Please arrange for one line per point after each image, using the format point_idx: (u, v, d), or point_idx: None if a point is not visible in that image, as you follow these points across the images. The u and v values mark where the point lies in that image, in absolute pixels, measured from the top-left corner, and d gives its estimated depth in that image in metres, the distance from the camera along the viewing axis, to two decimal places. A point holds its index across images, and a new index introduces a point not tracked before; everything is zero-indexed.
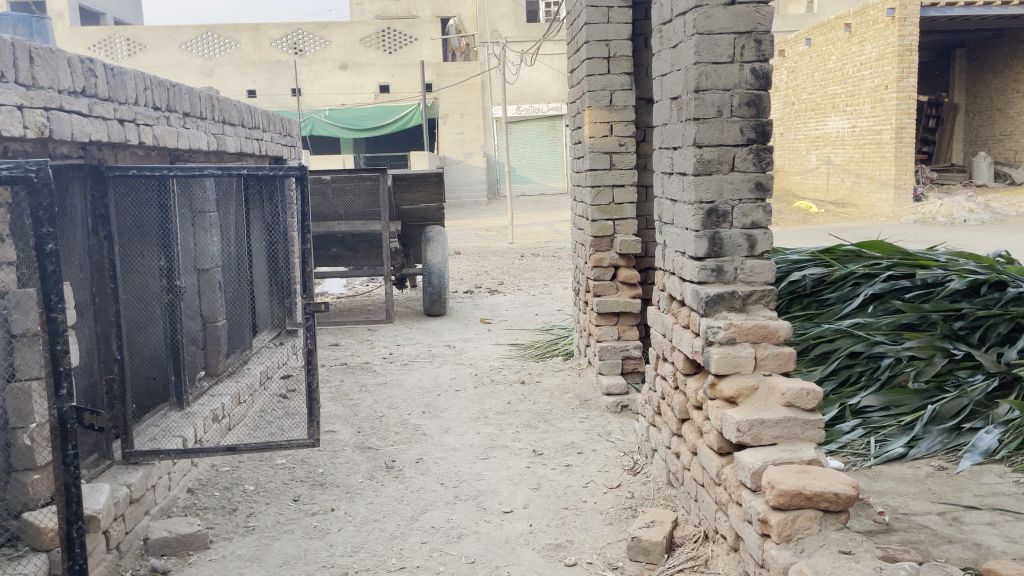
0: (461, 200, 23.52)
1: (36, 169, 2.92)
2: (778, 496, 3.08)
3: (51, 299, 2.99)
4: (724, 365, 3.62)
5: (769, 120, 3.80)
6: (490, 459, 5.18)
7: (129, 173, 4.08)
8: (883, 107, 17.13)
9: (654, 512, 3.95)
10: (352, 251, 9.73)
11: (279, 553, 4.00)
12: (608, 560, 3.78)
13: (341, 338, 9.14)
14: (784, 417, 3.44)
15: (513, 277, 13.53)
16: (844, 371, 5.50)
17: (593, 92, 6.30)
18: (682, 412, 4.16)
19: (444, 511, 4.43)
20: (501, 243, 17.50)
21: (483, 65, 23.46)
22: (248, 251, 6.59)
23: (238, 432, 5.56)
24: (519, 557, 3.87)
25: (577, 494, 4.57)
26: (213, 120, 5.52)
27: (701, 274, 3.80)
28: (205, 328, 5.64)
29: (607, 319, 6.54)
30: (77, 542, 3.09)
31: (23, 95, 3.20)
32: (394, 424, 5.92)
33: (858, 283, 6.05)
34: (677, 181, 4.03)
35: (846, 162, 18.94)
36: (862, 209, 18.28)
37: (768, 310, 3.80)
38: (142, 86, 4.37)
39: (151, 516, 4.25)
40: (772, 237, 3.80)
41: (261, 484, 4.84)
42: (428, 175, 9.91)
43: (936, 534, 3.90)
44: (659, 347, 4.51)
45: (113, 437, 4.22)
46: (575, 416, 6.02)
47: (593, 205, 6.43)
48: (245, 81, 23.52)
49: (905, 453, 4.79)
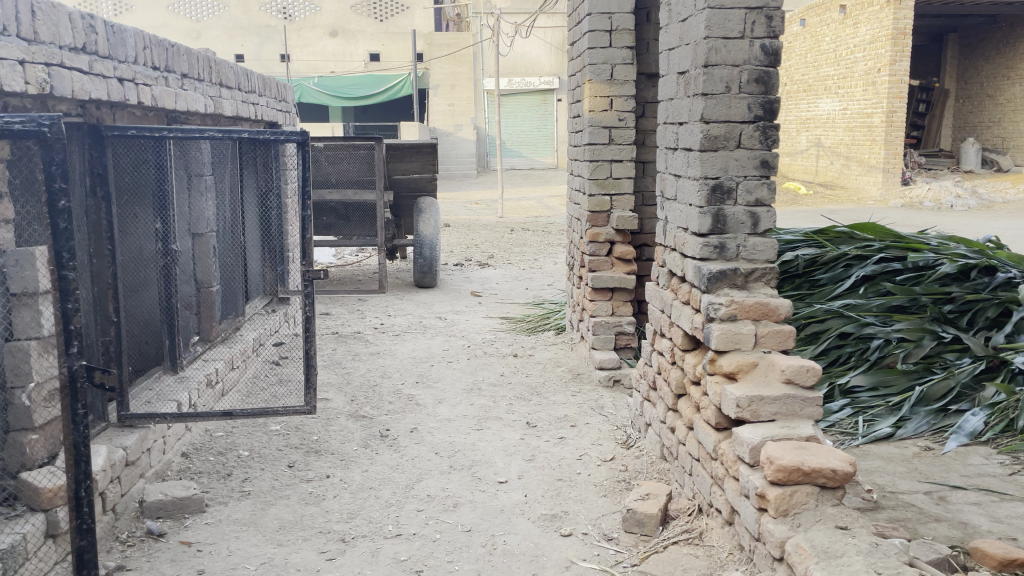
0: (451, 172, 23.38)
1: (49, 125, 2.80)
2: (777, 471, 3.12)
3: (62, 257, 2.87)
4: (724, 342, 3.64)
5: (777, 98, 3.79)
6: (484, 430, 5.20)
7: (129, 134, 4.02)
8: (874, 91, 17.15)
9: (649, 485, 4.00)
10: (343, 221, 9.69)
11: (275, 518, 4.01)
12: (603, 531, 3.82)
13: (331, 307, 9.13)
14: (782, 394, 3.47)
15: (503, 251, 13.50)
16: (834, 351, 5.56)
17: (594, 65, 6.26)
18: (679, 388, 4.20)
19: (439, 480, 4.45)
20: (490, 217, 17.47)
21: (476, 35, 23.22)
22: (242, 217, 6.53)
23: (231, 398, 5.55)
24: (515, 526, 3.91)
25: (572, 466, 4.60)
26: (210, 82, 5.45)
27: (703, 250, 3.80)
28: (200, 293, 5.59)
29: (601, 294, 6.53)
30: (85, 502, 2.95)
31: (25, 49, 3.13)
32: (387, 393, 5.93)
33: (850, 265, 6.09)
34: (681, 156, 4.03)
35: (836, 144, 18.97)
36: (850, 191, 18.37)
37: (769, 288, 3.82)
38: (142, 45, 4.29)
39: (147, 479, 4.25)
40: (775, 215, 3.81)
41: (255, 450, 4.85)
42: (421, 146, 9.78)
43: (924, 512, 3.97)
44: (657, 322, 4.53)
45: (108, 400, 4.20)
46: (568, 389, 6.05)
47: (591, 179, 6.41)
48: (234, 45, 23.19)
49: (893, 433, 4.86)
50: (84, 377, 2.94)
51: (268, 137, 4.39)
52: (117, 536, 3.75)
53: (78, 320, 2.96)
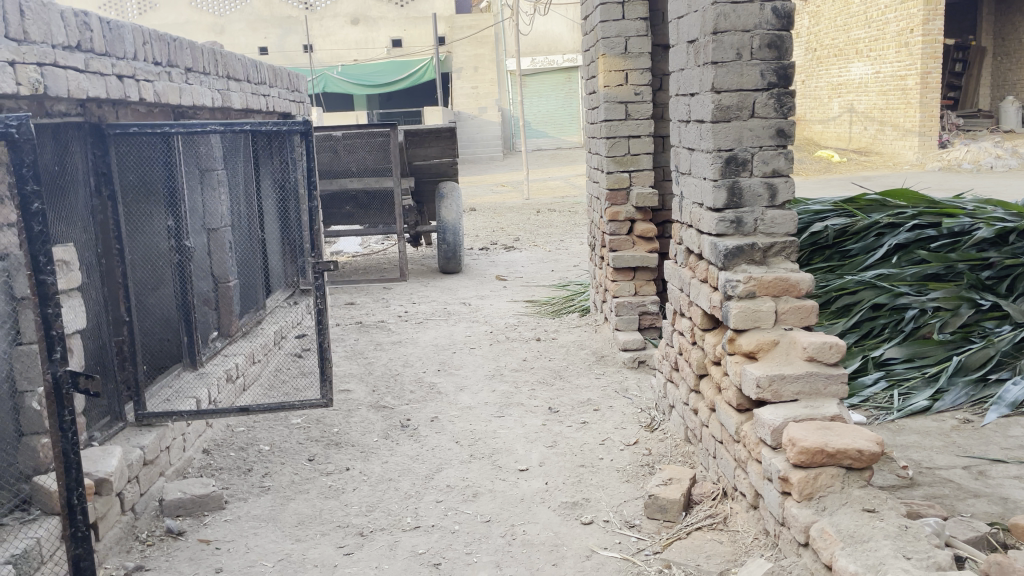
0: (476, 155, 23.24)
1: (17, 125, 2.70)
2: (799, 453, 2.99)
3: (39, 261, 2.76)
4: (742, 320, 3.50)
5: (792, 63, 3.62)
6: (506, 417, 5.12)
7: (130, 131, 3.99)
8: (908, 52, 16.69)
9: (671, 470, 3.89)
10: (365, 210, 9.68)
11: (294, 513, 3.99)
12: (625, 518, 3.72)
13: (356, 297, 9.11)
14: (805, 372, 3.32)
15: (529, 233, 13.39)
16: (866, 324, 5.37)
17: (607, 39, 6.09)
18: (700, 368, 4.07)
19: (460, 469, 4.39)
20: (517, 199, 17.35)
21: (497, 16, 22.98)
22: (258, 209, 6.51)
23: (253, 393, 5.53)
24: (535, 515, 3.83)
25: (594, 452, 4.50)
26: (217, 76, 5.40)
27: (720, 226, 3.66)
28: (217, 288, 5.58)
29: (623, 274, 6.41)
30: (78, 509, 2.89)
31: (15, 50, 3.09)
32: (409, 382, 5.89)
33: (882, 233, 5.86)
34: (694, 129, 3.88)
35: (869, 109, 18.49)
36: (884, 157, 17.92)
37: (789, 262, 3.67)
38: (141, 41, 4.25)
39: (167, 477, 4.24)
40: (794, 185, 3.66)
41: (276, 444, 4.83)
42: (440, 130, 9.68)
43: (961, 488, 3.81)
44: (676, 302, 4.41)
45: (125, 400, 4.21)
46: (591, 372, 5.95)
47: (608, 157, 6.27)
48: (257, 38, 23.27)
49: (930, 406, 4.69)
50: (69, 383, 2.84)
51: (271, 128, 4.33)
52: (137, 535, 3.74)
53: (61, 324, 2.83)
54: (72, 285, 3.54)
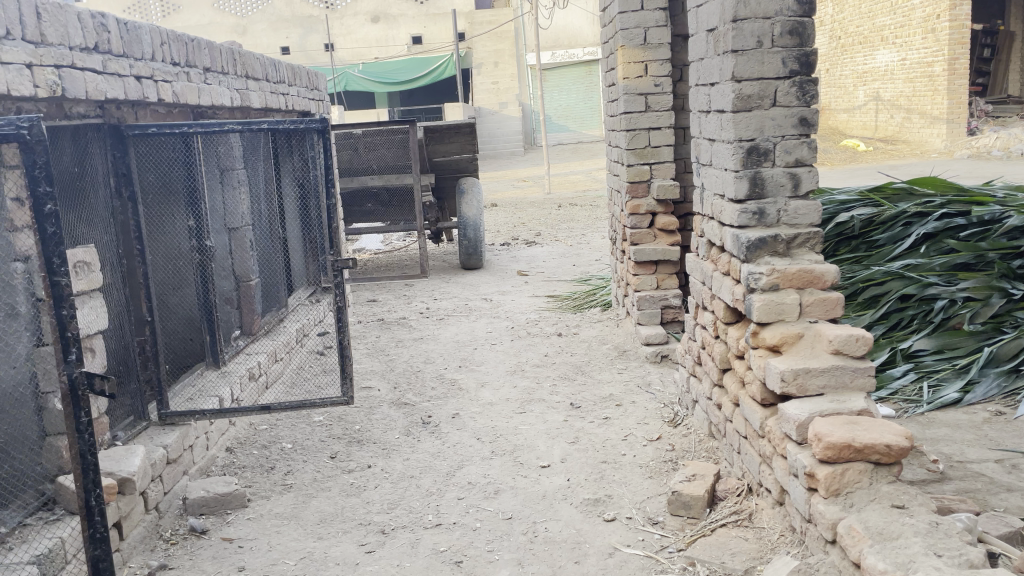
0: (497, 150, 23.20)
1: (28, 127, 2.69)
2: (826, 449, 2.92)
3: (53, 262, 2.75)
4: (766, 313, 3.44)
5: (814, 50, 3.54)
6: (527, 413, 5.09)
7: (149, 131, 3.99)
8: (934, 38, 16.40)
9: (695, 466, 3.84)
10: (386, 207, 9.70)
11: (316, 511, 3.99)
12: (648, 515, 3.68)
13: (378, 294, 9.12)
14: (831, 365, 3.25)
15: (551, 228, 13.34)
16: (894, 315, 5.27)
17: (626, 30, 6.02)
18: (724, 362, 4.01)
19: (481, 466, 4.37)
20: (538, 193, 17.30)
21: (516, 10, 22.92)
22: (279, 208, 6.54)
23: (276, 390, 5.55)
24: (557, 513, 3.79)
25: (617, 448, 4.46)
26: (236, 75, 5.41)
27: (742, 217, 3.59)
28: (239, 288, 5.60)
29: (645, 268, 6.35)
30: (96, 510, 2.86)
31: (32, 52, 3.11)
32: (431, 378, 5.88)
33: (910, 223, 5.74)
34: (715, 119, 3.81)
35: (895, 97, 18.19)
36: (911, 145, 17.64)
37: (813, 254, 3.59)
38: (159, 42, 4.26)
39: (190, 476, 4.26)
40: (817, 175, 3.58)
41: (298, 442, 4.83)
42: (459, 126, 9.65)
43: (994, 482, 3.71)
44: (698, 296, 4.35)
45: (148, 399, 4.22)
46: (613, 367, 5.90)
47: (628, 149, 6.21)
48: (278, 37, 23.39)
49: (960, 399, 4.59)
50: (86, 385, 2.81)
51: (289, 126, 4.32)
52: (161, 534, 3.77)
53: (76, 325, 2.81)
54: (93, 286, 3.56)
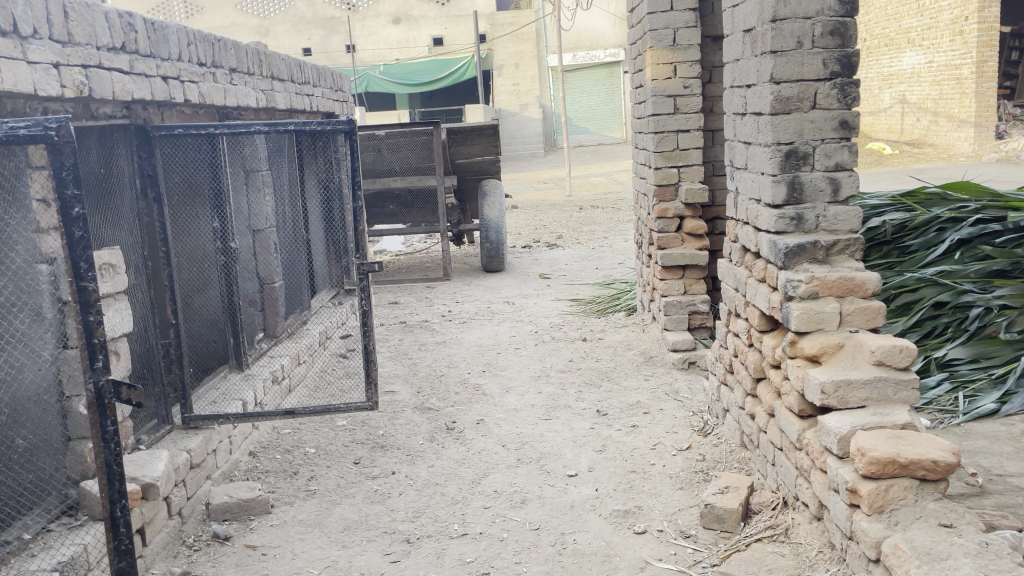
0: (517, 152, 23.12)
1: (56, 128, 2.64)
2: (869, 464, 2.82)
3: (80, 267, 2.70)
4: (805, 322, 3.33)
5: (856, 51, 3.43)
6: (553, 420, 5.01)
7: (176, 132, 3.96)
8: (963, 40, 16.13)
9: (728, 478, 3.74)
10: (409, 209, 9.65)
11: (340, 518, 3.93)
12: (679, 528, 3.58)
13: (400, 296, 9.07)
14: (873, 377, 3.14)
15: (572, 231, 13.23)
16: (928, 323, 5.15)
17: (654, 31, 5.93)
18: (758, 371, 3.91)
19: (507, 474, 4.29)
20: (559, 195, 17.22)
21: (537, 12, 22.84)
22: (303, 210, 6.51)
23: (299, 394, 5.50)
24: (585, 524, 3.71)
25: (645, 457, 4.37)
26: (262, 76, 5.38)
27: (779, 223, 3.50)
28: (262, 290, 5.56)
29: (672, 273, 6.25)
30: (122, 522, 2.81)
31: (58, 52, 3.07)
32: (454, 383, 5.81)
33: (944, 228, 5.57)
34: (751, 122, 3.72)
35: (922, 100, 17.92)
36: (939, 148, 17.36)
37: (853, 261, 3.48)
38: (186, 42, 4.23)
39: (213, 481, 4.22)
40: (858, 179, 3.48)
41: (322, 447, 4.78)
42: (482, 128, 9.59)
43: None
44: (731, 303, 4.26)
45: (172, 403, 4.19)
46: (640, 373, 5.80)
47: (656, 152, 6.11)
48: (301, 39, 23.47)
49: (998, 409, 4.44)
50: (113, 394, 2.75)
51: (315, 128, 4.26)
52: (185, 540, 3.72)
53: (102, 332, 2.75)
54: (118, 288, 3.52)
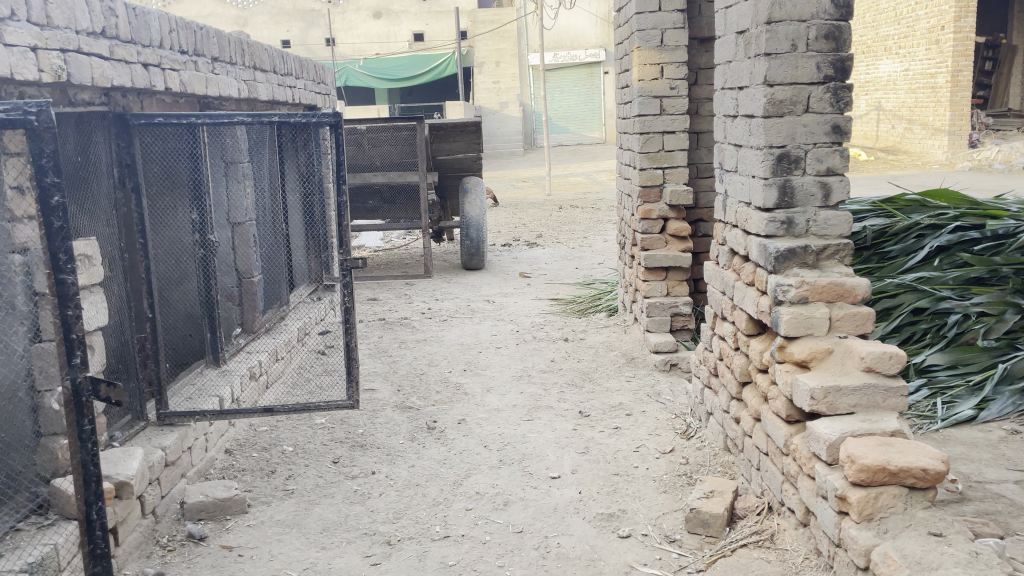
0: (497, 150, 23.04)
1: (36, 113, 2.56)
2: (859, 471, 2.80)
3: (59, 259, 2.62)
4: (794, 327, 3.32)
5: (850, 55, 3.42)
6: (535, 421, 4.96)
7: (155, 121, 3.85)
8: (939, 49, 16.31)
9: (713, 482, 3.72)
10: (389, 205, 9.55)
11: (319, 519, 3.85)
12: (664, 533, 3.55)
13: (378, 293, 8.97)
14: (862, 384, 3.13)
15: (551, 230, 13.19)
16: (907, 329, 5.16)
17: (642, 31, 5.90)
18: (744, 375, 3.89)
19: (489, 475, 4.24)
20: (538, 195, 17.18)
21: (519, 10, 22.77)
22: (283, 203, 6.39)
23: (276, 390, 5.40)
24: (569, 527, 3.67)
25: (628, 459, 4.33)
26: (244, 66, 5.27)
27: (770, 226, 3.47)
28: (241, 284, 5.45)
29: (655, 274, 6.23)
30: (97, 525, 2.73)
31: (37, 34, 2.97)
32: (435, 382, 5.74)
33: (923, 235, 5.59)
34: (743, 124, 3.69)
35: (898, 107, 18.12)
36: (913, 156, 17.55)
37: (843, 266, 3.47)
38: (167, 29, 4.12)
39: (189, 479, 4.12)
40: (849, 184, 3.46)
41: (300, 445, 4.69)
42: (466, 124, 9.50)
43: (1015, 504, 3.57)
44: (718, 306, 4.24)
45: (147, 398, 4.08)
46: (621, 375, 5.78)
47: (642, 153, 6.08)
48: (279, 31, 23.20)
49: (976, 416, 4.47)
50: (91, 390, 2.68)
51: (299, 120, 4.17)
52: (158, 540, 3.62)
53: (81, 327, 2.68)
54: (93, 280, 3.42)
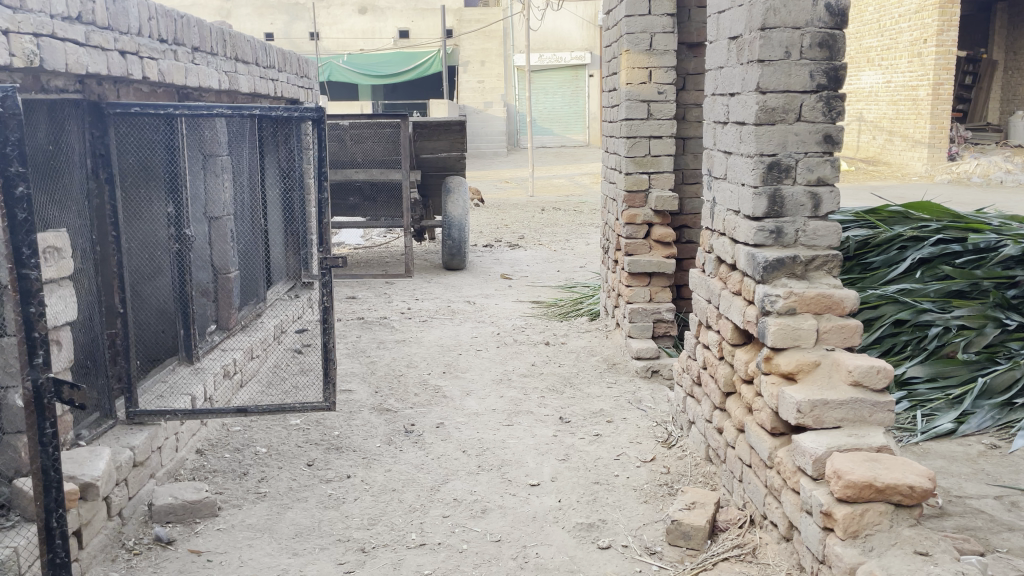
0: (481, 150, 22.94)
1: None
2: (845, 487, 2.76)
3: (22, 253, 2.50)
4: (782, 339, 3.27)
5: (843, 65, 3.38)
6: (515, 426, 4.88)
7: (132, 111, 3.74)
8: (921, 62, 16.44)
9: (695, 493, 3.66)
10: (370, 202, 9.45)
11: (291, 524, 3.74)
12: (644, 544, 3.50)
13: (358, 291, 8.86)
14: (849, 398, 3.09)
15: (534, 232, 13.14)
16: (888, 341, 5.14)
17: (631, 34, 5.85)
18: (728, 385, 3.85)
19: (467, 481, 4.16)
20: (521, 195, 17.12)
21: (506, 10, 22.69)
22: (262, 199, 6.28)
23: (250, 389, 5.28)
24: (548, 536, 3.60)
25: (609, 467, 4.27)
26: (225, 57, 5.14)
27: (758, 236, 3.43)
28: (217, 280, 5.34)
29: (638, 280, 6.17)
30: (57, 533, 2.59)
31: (8, 17, 2.85)
32: (413, 384, 5.64)
33: (906, 247, 5.57)
34: (734, 131, 3.65)
35: (879, 118, 18.27)
36: (893, 167, 17.69)
37: (831, 278, 3.43)
38: (147, 16, 4.00)
39: (158, 479, 4.00)
40: (839, 195, 3.42)
41: (273, 447, 4.59)
42: (449, 123, 9.43)
43: (995, 520, 3.53)
44: (702, 314, 4.19)
45: (117, 395, 3.96)
46: (603, 380, 5.72)
47: (628, 157, 6.03)
48: (264, 23, 22.98)
49: (955, 429, 4.45)
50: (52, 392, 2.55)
51: (281, 114, 4.07)
52: (124, 542, 3.50)
53: (44, 325, 2.57)
54: (63, 273, 3.30)
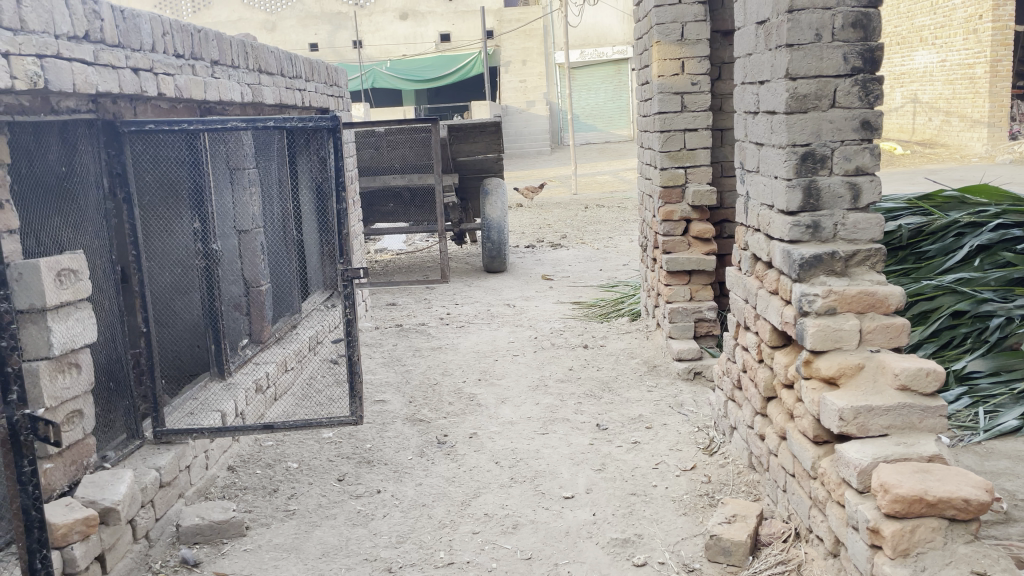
0: (523, 149, 22.76)
1: None
2: (893, 502, 2.54)
3: None
4: (822, 341, 3.06)
5: (880, 45, 3.16)
6: (550, 435, 4.74)
7: (146, 128, 3.70)
8: (977, 39, 15.75)
9: (736, 504, 3.46)
10: (408, 208, 9.39)
11: (319, 543, 3.66)
12: (682, 561, 3.32)
13: (398, 299, 8.81)
14: (896, 404, 2.87)
15: (577, 230, 12.96)
16: (946, 333, 4.82)
17: (662, 25, 5.64)
18: (768, 390, 3.64)
19: (499, 495, 4.03)
20: (565, 194, 16.92)
21: (544, 8, 22.51)
22: (294, 209, 6.23)
23: (284, 403, 5.25)
24: (581, 554, 3.44)
25: (647, 477, 4.10)
26: (248, 68, 5.11)
27: (794, 231, 3.21)
28: (248, 292, 5.29)
29: (677, 278, 5.97)
30: None
31: (9, 39, 2.81)
32: (448, 393, 5.53)
33: (963, 233, 5.24)
34: (764, 121, 3.44)
35: (935, 99, 17.59)
36: (951, 149, 17.01)
37: (874, 273, 3.20)
38: (160, 32, 3.97)
39: (187, 499, 3.97)
40: (879, 184, 3.20)
41: (305, 461, 4.53)
42: (484, 124, 9.31)
43: None
44: (740, 314, 3.99)
45: (143, 416, 3.94)
46: (642, 384, 5.53)
47: (662, 152, 5.83)
48: (307, 34, 23.21)
49: (1021, 427, 4.11)
50: None
51: (297, 124, 3.97)
52: (150, 565, 3.45)
53: None
54: (80, 295, 3.27)
